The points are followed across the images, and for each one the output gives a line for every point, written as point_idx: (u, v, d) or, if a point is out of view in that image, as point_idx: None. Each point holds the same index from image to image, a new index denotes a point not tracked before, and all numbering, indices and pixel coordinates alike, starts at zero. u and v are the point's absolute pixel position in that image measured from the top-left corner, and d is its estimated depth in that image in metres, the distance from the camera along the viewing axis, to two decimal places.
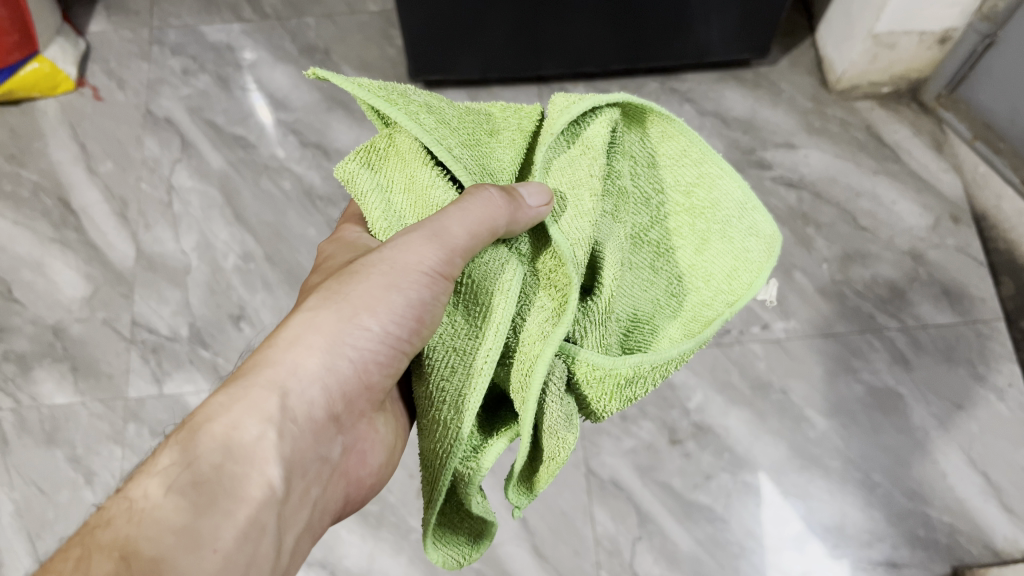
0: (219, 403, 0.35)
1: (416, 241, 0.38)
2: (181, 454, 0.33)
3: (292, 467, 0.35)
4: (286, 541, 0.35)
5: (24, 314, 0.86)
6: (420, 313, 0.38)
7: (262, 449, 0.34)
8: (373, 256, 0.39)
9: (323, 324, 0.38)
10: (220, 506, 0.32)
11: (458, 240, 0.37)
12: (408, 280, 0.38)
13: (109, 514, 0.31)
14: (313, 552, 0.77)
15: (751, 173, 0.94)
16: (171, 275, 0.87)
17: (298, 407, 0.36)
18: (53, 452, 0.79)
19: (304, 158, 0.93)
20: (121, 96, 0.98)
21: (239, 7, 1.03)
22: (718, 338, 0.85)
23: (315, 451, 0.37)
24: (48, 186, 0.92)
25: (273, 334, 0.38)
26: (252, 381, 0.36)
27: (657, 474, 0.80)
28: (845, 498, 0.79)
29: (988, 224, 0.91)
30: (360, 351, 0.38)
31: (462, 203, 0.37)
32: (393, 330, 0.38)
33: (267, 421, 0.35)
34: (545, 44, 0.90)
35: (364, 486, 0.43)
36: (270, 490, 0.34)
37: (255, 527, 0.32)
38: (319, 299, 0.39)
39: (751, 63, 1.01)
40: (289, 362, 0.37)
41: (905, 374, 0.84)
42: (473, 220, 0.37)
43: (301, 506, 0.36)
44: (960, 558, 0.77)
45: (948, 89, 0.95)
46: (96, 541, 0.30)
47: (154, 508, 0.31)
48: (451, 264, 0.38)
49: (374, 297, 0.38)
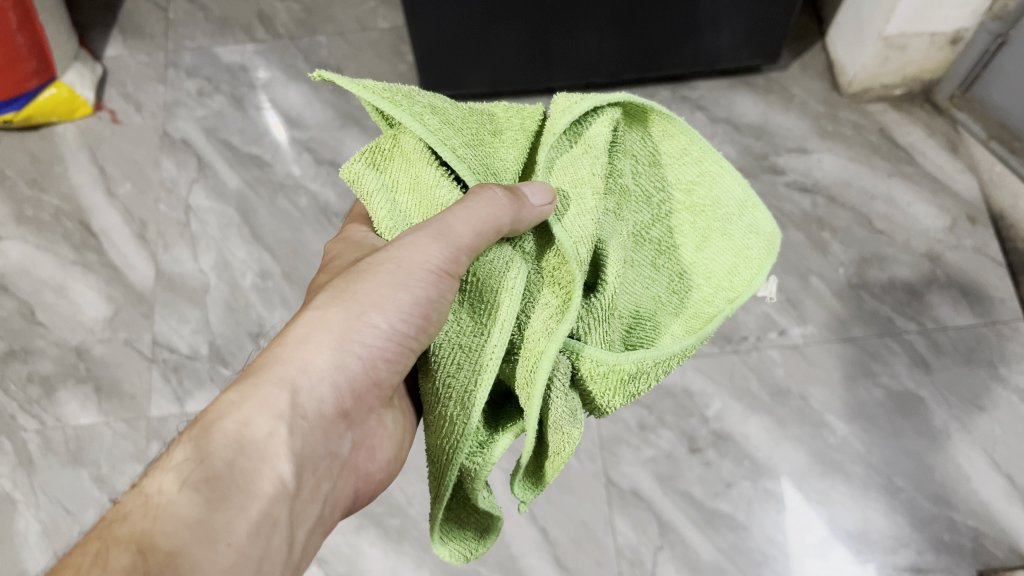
0: (231, 401, 0.35)
1: (422, 239, 0.38)
2: (195, 451, 0.34)
3: (303, 463, 0.36)
4: (298, 535, 0.35)
5: (47, 335, 0.87)
6: (426, 311, 0.38)
7: (274, 445, 0.35)
8: (379, 254, 0.40)
9: (331, 322, 0.39)
10: (232, 502, 0.32)
11: (463, 238, 0.37)
12: (414, 278, 0.38)
13: (126, 509, 0.32)
14: (335, 566, 0.77)
15: (764, 179, 0.94)
16: (191, 294, 0.88)
17: (308, 404, 0.37)
18: (79, 472, 0.80)
19: (318, 175, 0.94)
20: (138, 118, 0.99)
21: (253, 27, 1.04)
22: (734, 344, 0.85)
23: (326, 447, 0.37)
24: (69, 210, 0.93)
25: (283, 332, 0.39)
26: (263, 379, 0.36)
27: (677, 483, 0.79)
28: (868, 503, 0.78)
29: (1005, 224, 0.90)
30: (368, 347, 0.38)
31: (467, 202, 0.37)
32: (400, 327, 0.38)
33: (278, 417, 0.35)
34: (555, 56, 0.91)
35: (374, 481, 0.43)
36: (281, 486, 0.34)
37: (267, 521, 0.33)
38: (327, 297, 0.40)
39: (762, 69, 1.01)
40: (298, 359, 0.37)
41: (926, 377, 0.83)
42: (479, 218, 0.36)
43: (312, 501, 0.36)
44: (987, 562, 0.76)
45: (961, 89, 0.95)
46: (113, 535, 0.31)
47: (170, 503, 0.31)
48: (458, 260, 0.38)
49: (381, 295, 0.39)
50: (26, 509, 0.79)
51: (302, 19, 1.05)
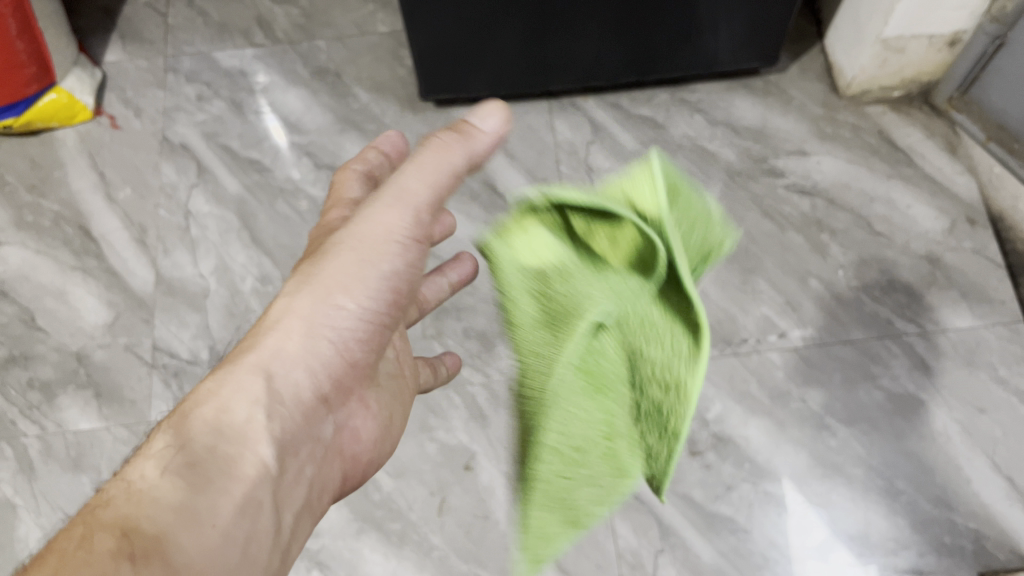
0: (207, 390, 0.39)
1: (381, 208, 0.42)
2: (175, 438, 0.37)
3: (281, 444, 0.39)
4: (284, 517, 0.38)
5: (47, 341, 0.87)
6: (394, 285, 0.42)
7: (253, 429, 0.38)
8: (340, 235, 0.42)
9: (300, 309, 0.41)
10: (216, 486, 0.35)
11: (419, 195, 0.42)
12: (380, 248, 0.41)
13: (109, 495, 0.34)
14: (336, 570, 0.77)
15: (763, 181, 0.94)
16: (191, 299, 0.88)
17: (284, 390, 0.40)
18: (80, 478, 0.80)
19: (318, 179, 0.94)
20: (138, 123, 0.99)
21: (252, 32, 1.05)
22: (734, 346, 0.85)
23: (305, 430, 0.41)
24: (69, 215, 0.93)
25: (257, 322, 0.42)
26: (239, 368, 0.39)
27: (678, 486, 0.79)
28: (868, 505, 0.78)
29: (1004, 225, 0.91)
30: (339, 330, 0.41)
31: (419, 159, 0.43)
32: (368, 307, 0.42)
33: (255, 404, 0.38)
34: (554, 59, 0.91)
35: (362, 461, 0.48)
36: (263, 468, 0.37)
37: (251, 503, 0.36)
38: (294, 284, 0.42)
39: (760, 71, 1.01)
40: (272, 345, 0.40)
41: (926, 379, 0.83)
42: (432, 168, 0.42)
43: (295, 483, 0.40)
44: (988, 564, 0.76)
45: (960, 91, 0.95)
46: (97, 519, 0.33)
47: (151, 488, 0.34)
48: (417, 221, 0.42)
49: (346, 277, 0.41)
50: (28, 515, 0.79)
51: (301, 24, 1.05)
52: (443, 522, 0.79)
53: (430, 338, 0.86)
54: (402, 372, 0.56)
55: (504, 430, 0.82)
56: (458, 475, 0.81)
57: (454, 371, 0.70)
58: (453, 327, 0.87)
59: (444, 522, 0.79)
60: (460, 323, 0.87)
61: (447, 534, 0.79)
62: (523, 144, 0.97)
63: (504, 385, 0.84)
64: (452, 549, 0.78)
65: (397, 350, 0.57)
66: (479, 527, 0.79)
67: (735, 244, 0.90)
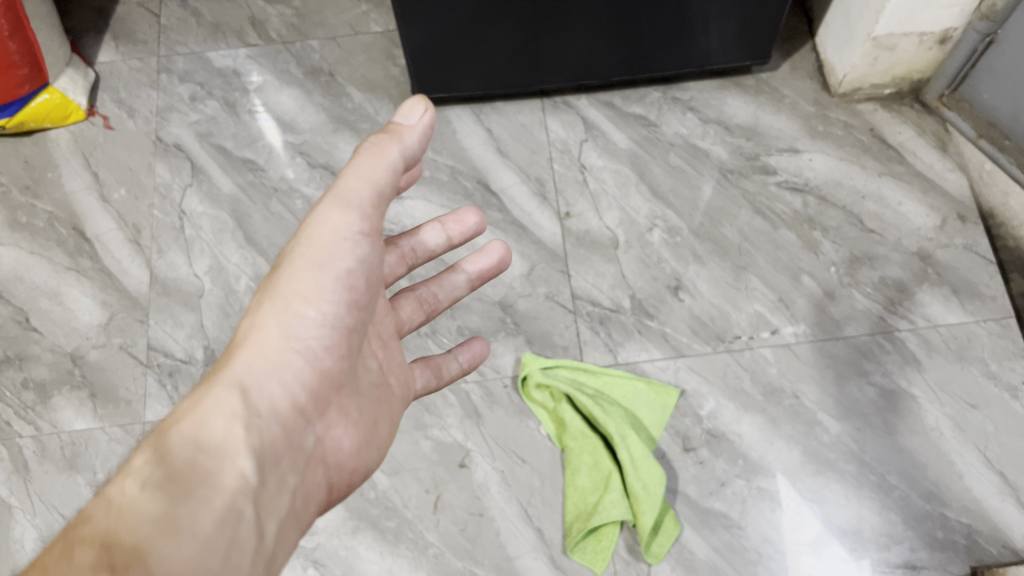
0: (185, 408, 0.43)
1: (330, 214, 0.47)
2: (154, 453, 0.41)
3: (261, 455, 0.43)
4: (267, 525, 0.42)
5: (42, 342, 0.87)
6: (351, 284, 0.48)
7: (230, 442, 0.42)
8: (294, 250, 0.48)
9: (268, 324, 0.46)
10: (195, 499, 0.39)
11: (360, 196, 0.47)
12: (335, 252, 0.47)
13: (89, 512, 0.38)
14: (332, 570, 0.78)
15: (755, 179, 0.95)
16: (185, 298, 0.88)
17: (259, 402, 0.45)
18: (75, 478, 0.80)
19: (313, 179, 0.95)
20: (132, 124, 0.99)
21: (246, 33, 1.05)
22: (728, 343, 0.85)
23: (286, 441, 0.45)
24: (63, 216, 0.93)
25: (231, 343, 0.47)
26: (216, 385, 0.44)
27: (673, 483, 0.80)
28: (861, 501, 0.79)
29: (996, 222, 0.91)
30: (306, 340, 0.47)
31: (354, 161, 0.48)
32: (329, 312, 0.47)
33: (231, 418, 0.43)
34: (547, 59, 0.91)
35: (346, 469, 0.50)
36: (243, 479, 0.41)
37: (232, 512, 0.40)
38: (261, 300, 0.48)
39: (751, 70, 1.02)
40: (244, 362, 0.45)
41: (918, 375, 0.84)
42: (367, 167, 0.47)
43: (279, 493, 0.44)
44: (980, 558, 0.76)
45: (950, 89, 0.96)
46: (78, 535, 0.36)
47: (131, 501, 0.38)
48: (364, 217, 0.48)
49: (307, 288, 0.47)
50: (23, 516, 0.79)
51: (294, 24, 1.05)
52: (439, 520, 0.79)
53: (424, 336, 0.87)
54: (388, 380, 0.55)
55: (499, 427, 0.83)
56: (454, 473, 0.81)
57: (469, 365, 0.69)
58: (447, 325, 0.87)
59: (440, 520, 0.79)
60: (455, 321, 0.87)
61: (442, 532, 0.79)
62: (517, 143, 0.98)
63: (498, 383, 0.84)
64: (447, 546, 0.78)
65: (383, 357, 0.55)
66: (474, 524, 0.79)
67: (727, 241, 0.91)
